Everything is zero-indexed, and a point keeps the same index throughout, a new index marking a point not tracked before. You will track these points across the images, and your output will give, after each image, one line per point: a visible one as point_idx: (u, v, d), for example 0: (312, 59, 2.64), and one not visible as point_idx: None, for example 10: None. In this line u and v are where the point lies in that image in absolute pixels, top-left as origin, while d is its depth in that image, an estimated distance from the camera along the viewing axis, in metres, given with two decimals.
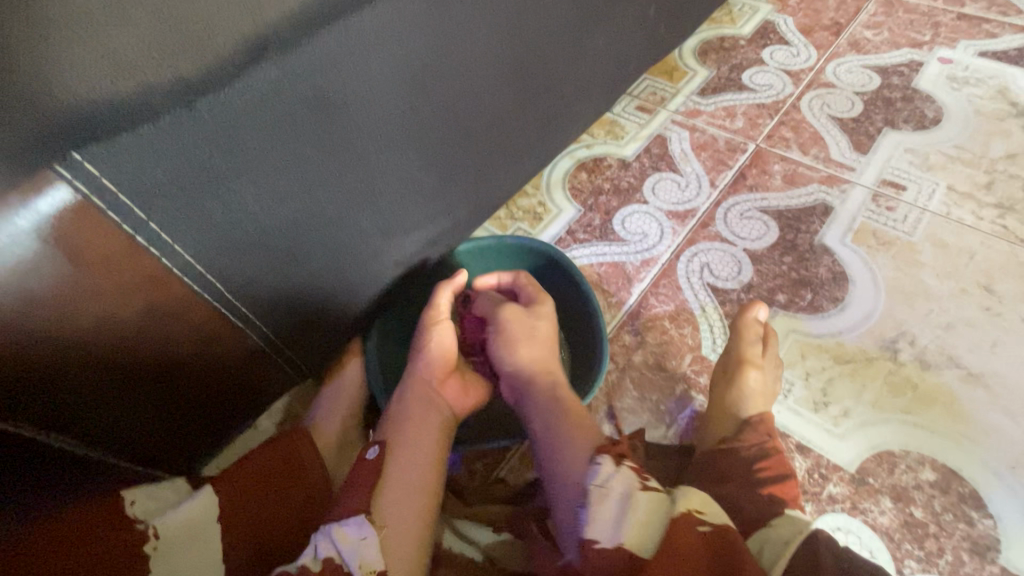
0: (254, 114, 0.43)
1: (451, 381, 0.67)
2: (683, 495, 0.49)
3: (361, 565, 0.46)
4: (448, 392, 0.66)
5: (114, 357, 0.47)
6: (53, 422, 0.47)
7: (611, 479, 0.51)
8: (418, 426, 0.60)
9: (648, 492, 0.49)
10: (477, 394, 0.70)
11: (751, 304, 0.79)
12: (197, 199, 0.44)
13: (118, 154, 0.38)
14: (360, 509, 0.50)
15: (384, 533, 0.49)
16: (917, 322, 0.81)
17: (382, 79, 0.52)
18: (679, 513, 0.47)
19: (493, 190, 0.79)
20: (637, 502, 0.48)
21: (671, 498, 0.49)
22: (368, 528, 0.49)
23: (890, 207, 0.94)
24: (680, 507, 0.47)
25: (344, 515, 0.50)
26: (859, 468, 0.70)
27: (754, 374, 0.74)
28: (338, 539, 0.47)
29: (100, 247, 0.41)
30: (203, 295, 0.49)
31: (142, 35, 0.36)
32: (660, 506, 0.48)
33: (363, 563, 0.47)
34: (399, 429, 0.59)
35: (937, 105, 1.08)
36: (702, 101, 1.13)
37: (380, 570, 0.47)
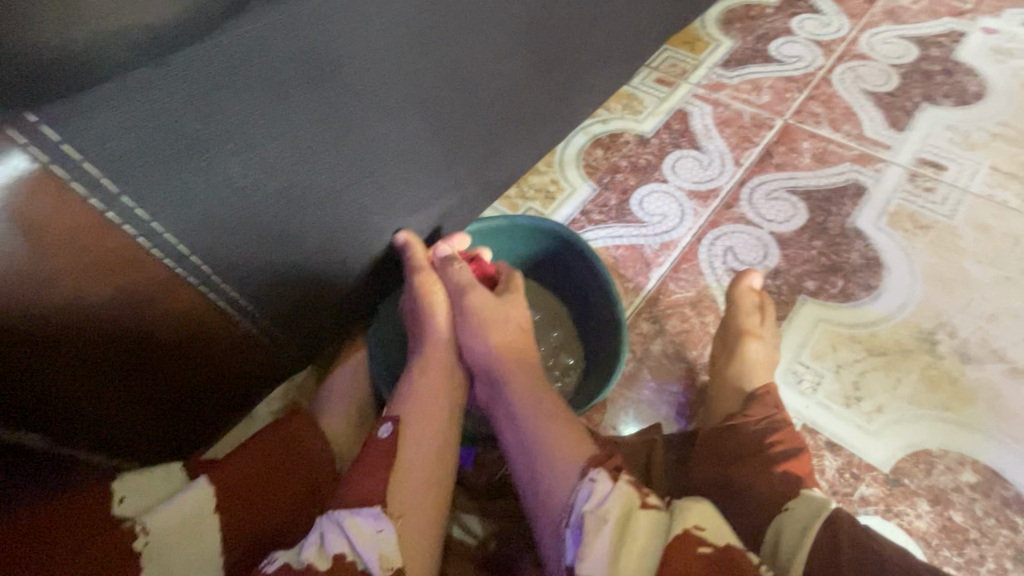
0: (236, 72, 0.38)
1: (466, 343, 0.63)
2: (683, 510, 0.44)
3: (380, 561, 0.43)
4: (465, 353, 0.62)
5: (92, 345, 0.43)
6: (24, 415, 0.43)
7: (611, 503, 0.45)
8: (433, 403, 0.55)
9: (649, 511, 0.44)
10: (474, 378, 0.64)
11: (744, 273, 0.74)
12: (179, 170, 0.39)
13: (77, 116, 0.33)
14: (373, 501, 0.46)
15: (402, 524, 0.46)
16: (957, 312, 0.76)
17: (383, 36, 0.46)
18: (679, 531, 0.42)
19: (504, 166, 0.73)
20: (637, 523, 0.43)
21: (668, 517, 0.44)
22: (384, 521, 0.45)
23: (928, 188, 0.88)
24: (678, 525, 0.43)
25: (356, 503, 0.46)
26: (894, 468, 0.66)
27: (753, 346, 0.69)
28: (354, 534, 0.43)
29: (69, 222, 0.36)
30: (191, 278, 0.45)
31: None
32: (660, 525, 0.43)
33: (382, 558, 0.43)
34: (414, 410, 0.54)
35: (980, 79, 1.01)
36: (726, 73, 1.06)
37: (398, 568, 0.44)
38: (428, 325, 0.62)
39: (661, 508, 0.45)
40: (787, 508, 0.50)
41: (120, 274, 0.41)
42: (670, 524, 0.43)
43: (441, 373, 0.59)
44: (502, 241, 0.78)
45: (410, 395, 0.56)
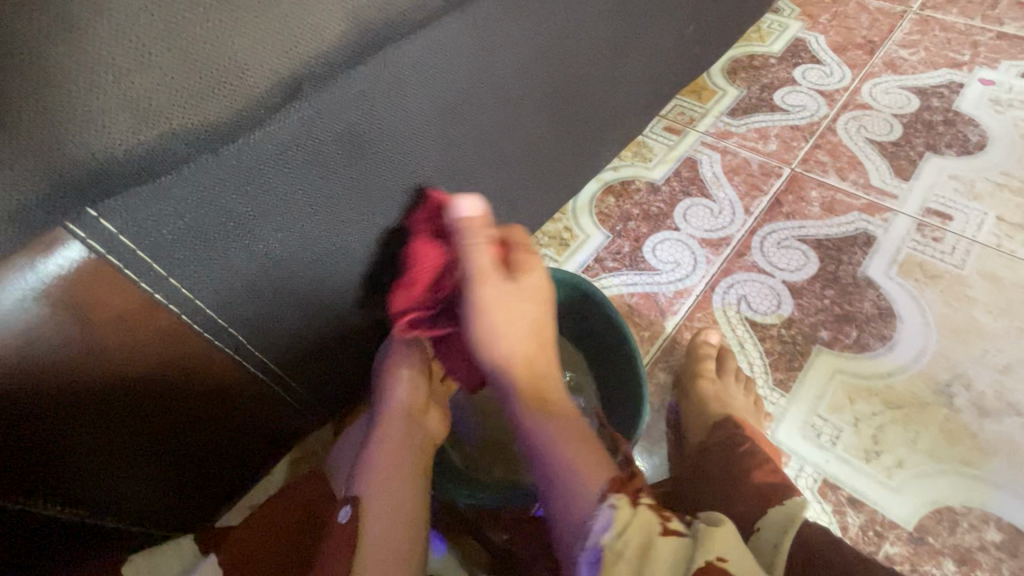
0: (283, 156, 0.40)
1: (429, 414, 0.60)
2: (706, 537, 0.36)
3: None
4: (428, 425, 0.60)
5: (129, 418, 0.43)
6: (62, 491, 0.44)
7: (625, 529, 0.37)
8: (395, 472, 0.53)
9: (667, 539, 0.36)
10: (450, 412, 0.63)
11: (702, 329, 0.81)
12: (221, 249, 0.40)
13: (134, 209, 0.34)
14: None
15: None
16: (973, 364, 0.76)
17: (417, 112, 0.48)
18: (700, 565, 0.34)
19: (524, 220, 0.75)
20: (658, 554, 0.36)
21: (690, 541, 0.36)
22: None
23: (937, 238, 0.90)
24: (699, 558, 0.35)
25: None
26: (918, 526, 0.65)
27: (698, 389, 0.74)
28: None
29: (118, 306, 0.38)
30: (227, 349, 0.46)
31: (166, 81, 0.33)
32: (681, 560, 0.35)
33: None
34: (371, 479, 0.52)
35: (981, 129, 1.04)
36: (733, 122, 1.09)
37: None
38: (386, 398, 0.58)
39: (684, 533, 0.37)
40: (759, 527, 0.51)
41: (162, 352, 0.42)
42: (690, 553, 0.35)
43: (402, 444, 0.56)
44: None
45: (370, 471, 0.53)
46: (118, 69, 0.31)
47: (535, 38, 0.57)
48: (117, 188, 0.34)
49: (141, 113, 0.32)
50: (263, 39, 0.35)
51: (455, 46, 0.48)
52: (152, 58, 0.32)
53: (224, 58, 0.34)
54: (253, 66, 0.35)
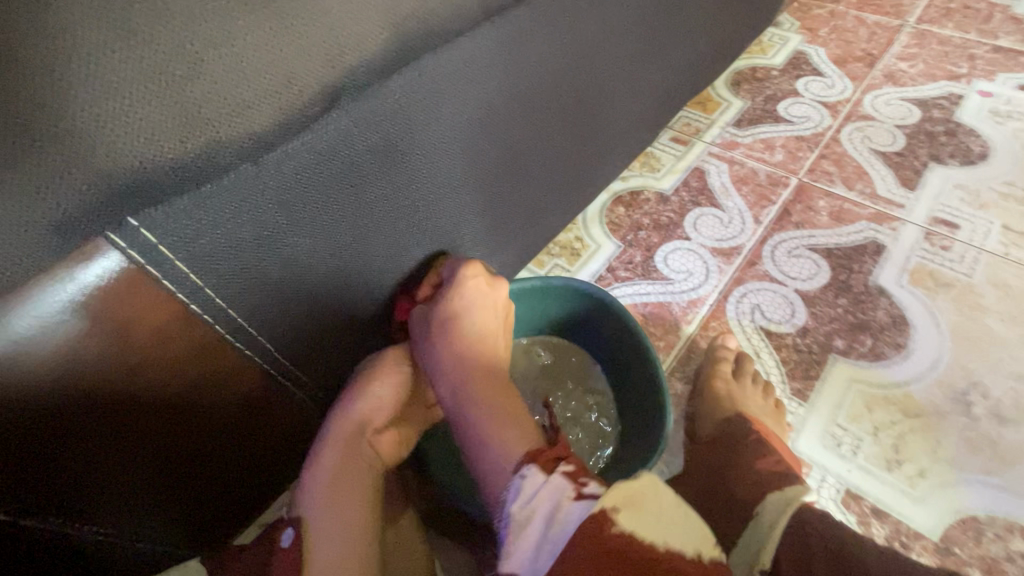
0: (322, 166, 0.39)
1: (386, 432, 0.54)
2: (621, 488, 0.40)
3: None
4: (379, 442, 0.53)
5: (158, 435, 0.42)
6: (93, 513, 0.42)
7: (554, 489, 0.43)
8: (340, 488, 0.49)
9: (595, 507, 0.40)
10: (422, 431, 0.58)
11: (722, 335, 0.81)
12: (255, 259, 0.39)
13: (177, 219, 0.33)
14: None
15: None
16: (988, 371, 0.77)
17: (449, 122, 0.48)
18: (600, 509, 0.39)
19: (542, 230, 0.74)
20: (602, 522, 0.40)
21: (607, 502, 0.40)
22: None
23: (945, 246, 0.91)
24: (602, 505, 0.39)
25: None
26: (943, 536, 0.66)
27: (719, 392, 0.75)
28: None
29: (153, 318, 0.36)
30: (258, 360, 0.45)
31: (216, 90, 0.32)
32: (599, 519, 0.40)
33: None
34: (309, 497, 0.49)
35: (982, 140, 1.06)
36: (739, 133, 1.10)
37: None
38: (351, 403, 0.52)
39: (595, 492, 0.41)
40: (757, 514, 0.57)
41: (193, 365, 0.41)
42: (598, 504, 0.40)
43: (353, 462, 0.51)
44: (535, 301, 0.78)
45: (314, 493, 0.49)
46: (171, 76, 0.31)
47: (560, 46, 0.57)
48: (160, 197, 0.33)
49: (189, 123, 0.32)
50: (311, 49, 0.35)
51: (490, 57, 0.48)
52: (204, 67, 0.32)
53: (274, 68, 0.34)
54: (300, 76, 0.35)
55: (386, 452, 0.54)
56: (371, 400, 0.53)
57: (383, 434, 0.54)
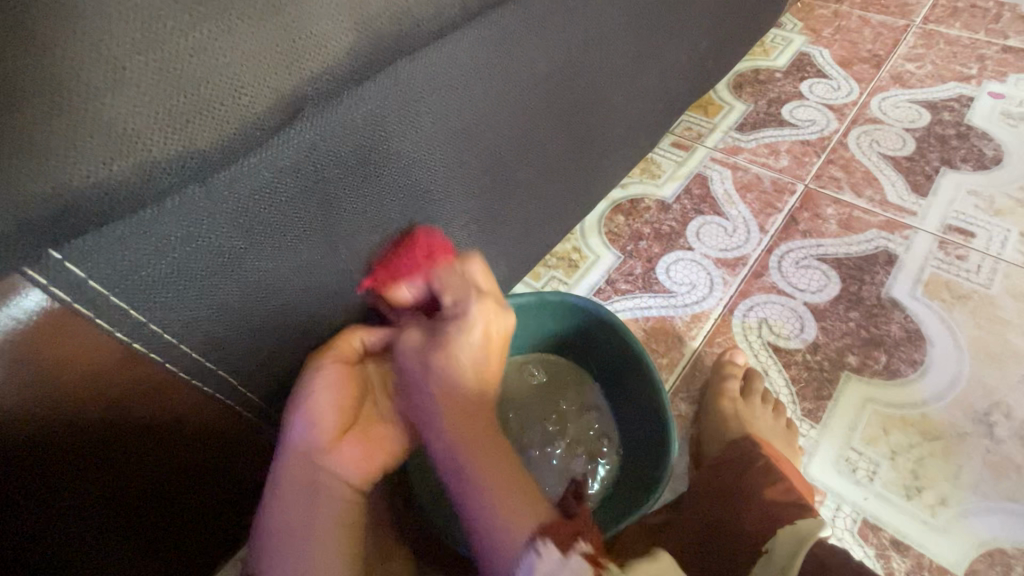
0: (284, 185, 0.35)
1: (344, 445, 0.46)
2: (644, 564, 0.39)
3: None
4: (338, 463, 0.46)
5: (106, 483, 0.38)
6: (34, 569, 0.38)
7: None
8: (302, 530, 0.44)
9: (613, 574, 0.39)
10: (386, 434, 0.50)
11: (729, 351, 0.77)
12: (211, 290, 0.35)
13: (111, 250, 0.30)
14: None
15: None
16: (1010, 390, 0.73)
17: (430, 131, 0.44)
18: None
19: (537, 243, 0.70)
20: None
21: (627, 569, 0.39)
22: None
23: (960, 255, 0.87)
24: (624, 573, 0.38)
25: None
26: (968, 570, 0.62)
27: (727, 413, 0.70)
28: None
29: (90, 358, 0.33)
30: (219, 397, 0.41)
31: (148, 101, 0.29)
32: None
33: None
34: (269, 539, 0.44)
35: (995, 143, 1.02)
36: (742, 137, 1.06)
37: None
38: (293, 426, 0.44)
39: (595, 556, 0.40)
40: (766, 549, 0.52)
41: (142, 404, 0.37)
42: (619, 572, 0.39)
43: (305, 492, 0.45)
44: (530, 319, 0.74)
45: (272, 535, 0.44)
46: (90, 87, 0.27)
47: (552, 49, 0.53)
48: (87, 223, 0.29)
49: (117, 140, 0.28)
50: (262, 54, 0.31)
51: (472, 62, 0.45)
52: (133, 76, 0.28)
53: (219, 76, 0.30)
54: (250, 84, 0.31)
55: (353, 471, 0.47)
56: (316, 412, 0.45)
57: (342, 447, 0.46)
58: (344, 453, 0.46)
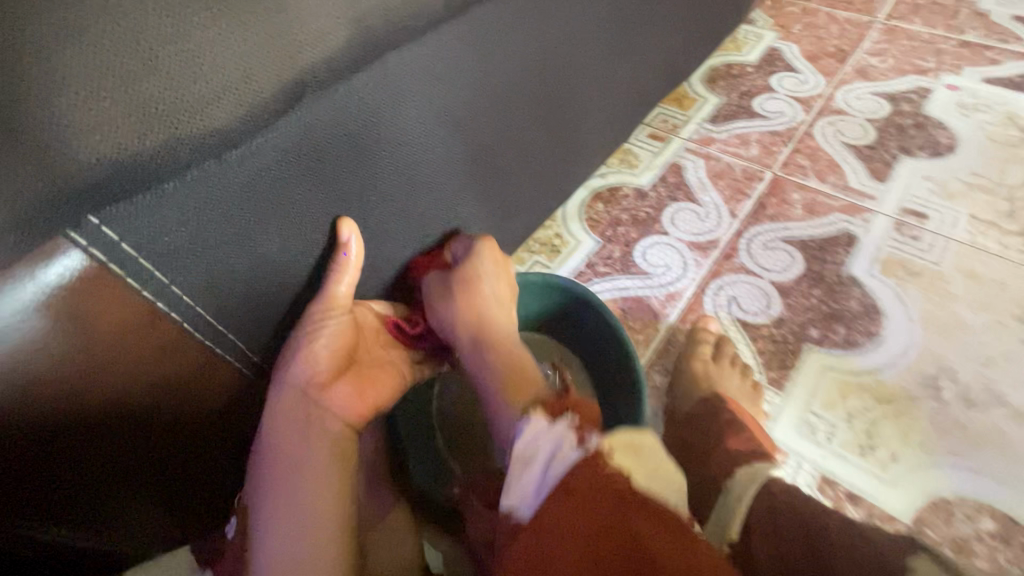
0: (284, 162, 0.40)
1: (338, 385, 0.51)
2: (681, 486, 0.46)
3: None
4: (331, 401, 0.50)
5: (128, 434, 0.42)
6: (63, 508, 0.42)
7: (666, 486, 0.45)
8: (298, 462, 0.48)
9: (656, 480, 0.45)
10: (382, 373, 0.56)
11: (705, 317, 0.83)
12: (224, 255, 0.40)
13: (136, 216, 0.34)
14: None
15: None
16: (957, 358, 0.79)
17: (418, 120, 0.49)
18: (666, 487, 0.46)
19: (518, 227, 0.75)
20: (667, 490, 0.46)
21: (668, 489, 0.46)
22: None
23: (915, 236, 0.93)
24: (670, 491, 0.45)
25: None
26: (915, 518, 0.68)
27: (702, 373, 0.76)
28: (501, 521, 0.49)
29: (119, 318, 0.37)
30: (229, 356, 0.45)
31: (170, 87, 0.33)
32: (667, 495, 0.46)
33: None
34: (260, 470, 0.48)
35: (950, 132, 1.08)
36: (715, 128, 1.11)
37: None
38: (293, 364, 0.48)
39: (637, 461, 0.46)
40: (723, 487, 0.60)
41: (160, 361, 0.41)
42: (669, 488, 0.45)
43: (301, 425, 0.48)
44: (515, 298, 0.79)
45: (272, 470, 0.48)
46: (123, 72, 0.31)
47: (528, 43, 0.58)
48: (115, 192, 0.33)
49: (144, 119, 0.32)
50: (269, 42, 0.35)
51: (453, 56, 0.49)
52: (159, 64, 0.32)
53: (232, 64, 0.34)
54: (259, 70, 0.35)
55: (346, 408, 0.51)
56: (315, 356, 0.49)
57: (334, 386, 0.51)
58: (336, 389, 0.51)
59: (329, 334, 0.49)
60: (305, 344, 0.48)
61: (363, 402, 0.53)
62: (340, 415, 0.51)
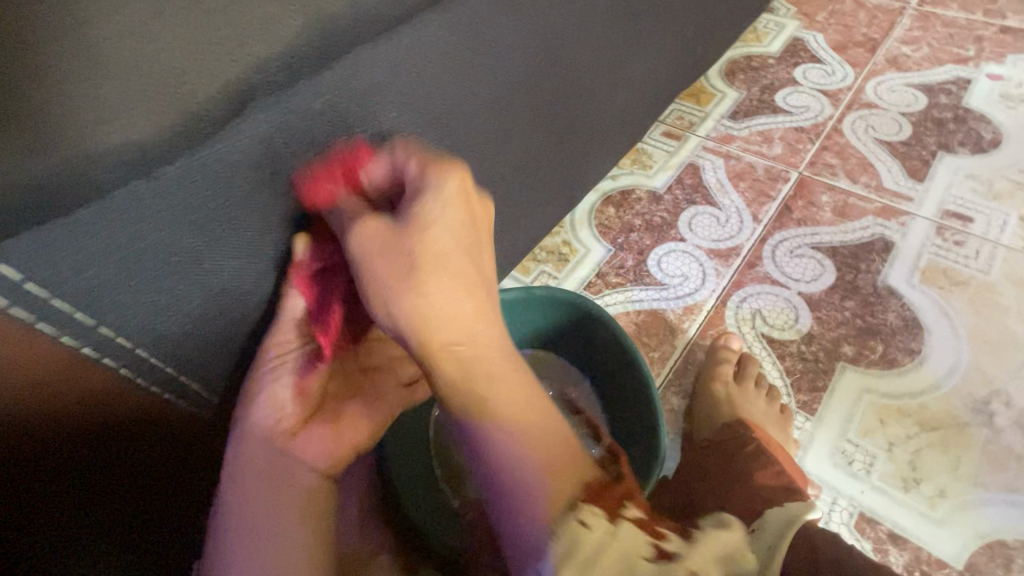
0: (235, 179, 0.34)
1: (309, 430, 0.46)
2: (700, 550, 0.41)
3: None
4: (301, 449, 0.45)
5: (55, 491, 0.38)
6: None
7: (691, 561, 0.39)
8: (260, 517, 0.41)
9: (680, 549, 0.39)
10: (363, 414, 0.51)
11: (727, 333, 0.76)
12: (164, 290, 0.34)
13: (46, 249, 0.29)
14: None
15: None
16: (1010, 378, 0.71)
17: (400, 126, 0.43)
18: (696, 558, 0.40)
19: (520, 238, 0.68)
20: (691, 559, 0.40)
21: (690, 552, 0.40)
22: None
23: (958, 241, 0.85)
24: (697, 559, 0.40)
25: None
26: (968, 563, 0.60)
27: (725, 396, 0.69)
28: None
29: (29, 363, 0.32)
30: (175, 397, 0.40)
31: (77, 93, 0.27)
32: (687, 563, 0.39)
33: None
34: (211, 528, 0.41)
35: (994, 126, 0.99)
36: (735, 125, 1.04)
37: None
38: (255, 409, 0.42)
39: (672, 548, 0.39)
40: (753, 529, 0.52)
41: (88, 403, 0.37)
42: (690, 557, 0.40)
43: (267, 475, 0.43)
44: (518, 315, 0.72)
45: (226, 535, 0.40)
46: (9, 76, 0.25)
47: (527, 35, 0.52)
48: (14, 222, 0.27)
49: (42, 133, 0.26)
50: (202, 39, 0.30)
51: (438, 51, 0.43)
52: (56, 64, 0.26)
53: (154, 63, 0.28)
54: (192, 70, 0.29)
55: (319, 455, 0.46)
56: (282, 395, 0.44)
57: (304, 433, 0.45)
58: (305, 435, 0.45)
59: (297, 372, 0.44)
60: (268, 386, 0.43)
61: (338, 447, 0.48)
62: (312, 463, 0.45)
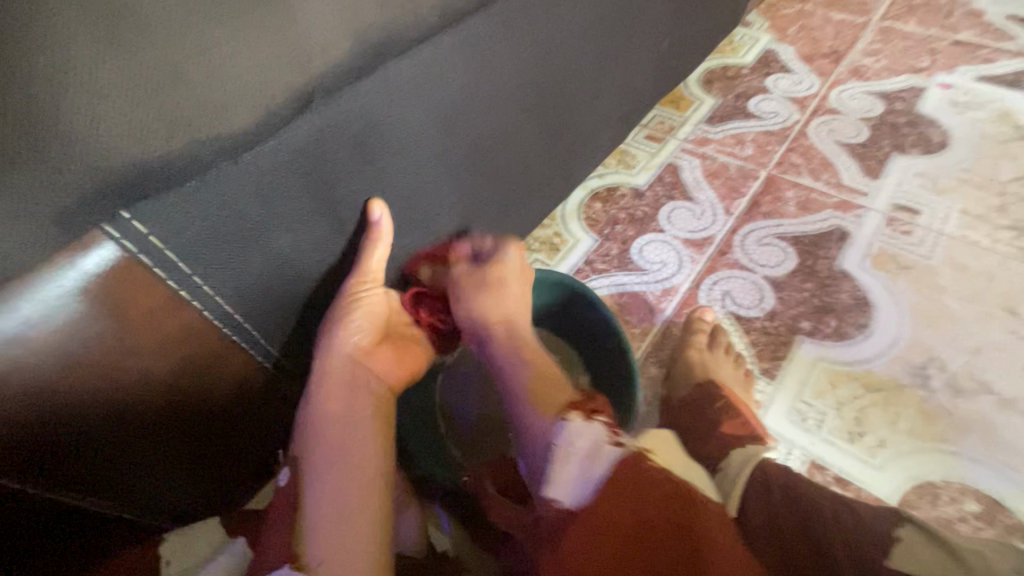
0: (294, 161, 0.43)
1: (376, 352, 0.58)
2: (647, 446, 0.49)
3: None
4: (372, 364, 0.57)
5: (152, 414, 0.46)
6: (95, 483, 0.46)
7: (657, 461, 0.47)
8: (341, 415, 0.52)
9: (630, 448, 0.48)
10: (410, 352, 0.64)
11: (701, 309, 0.86)
12: (238, 248, 0.44)
13: (163, 211, 0.38)
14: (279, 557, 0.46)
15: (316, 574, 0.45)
16: (945, 347, 0.81)
17: (419, 123, 0.53)
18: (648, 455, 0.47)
19: (516, 224, 0.78)
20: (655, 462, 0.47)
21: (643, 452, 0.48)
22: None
23: (906, 231, 0.95)
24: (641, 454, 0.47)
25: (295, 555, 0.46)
26: (902, 502, 0.70)
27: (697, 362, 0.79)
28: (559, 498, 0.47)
29: (145, 304, 0.41)
30: (243, 343, 0.49)
31: (193, 95, 0.37)
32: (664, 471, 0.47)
33: None
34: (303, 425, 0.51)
35: (943, 130, 1.10)
36: (711, 129, 1.14)
37: None
38: (338, 327, 0.54)
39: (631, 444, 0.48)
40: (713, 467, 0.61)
41: (183, 346, 0.45)
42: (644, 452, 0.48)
43: (346, 381, 0.54)
44: None
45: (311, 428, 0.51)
46: (150, 82, 0.35)
47: (523, 51, 0.62)
48: (145, 190, 0.37)
49: (169, 124, 0.36)
50: (280, 54, 0.39)
51: (450, 63, 0.53)
52: (180, 72, 0.36)
53: (245, 72, 0.38)
54: (271, 77, 0.39)
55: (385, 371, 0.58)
56: (356, 322, 0.55)
57: (373, 352, 0.57)
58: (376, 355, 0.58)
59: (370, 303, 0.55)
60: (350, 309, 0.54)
61: (397, 367, 0.60)
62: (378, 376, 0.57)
